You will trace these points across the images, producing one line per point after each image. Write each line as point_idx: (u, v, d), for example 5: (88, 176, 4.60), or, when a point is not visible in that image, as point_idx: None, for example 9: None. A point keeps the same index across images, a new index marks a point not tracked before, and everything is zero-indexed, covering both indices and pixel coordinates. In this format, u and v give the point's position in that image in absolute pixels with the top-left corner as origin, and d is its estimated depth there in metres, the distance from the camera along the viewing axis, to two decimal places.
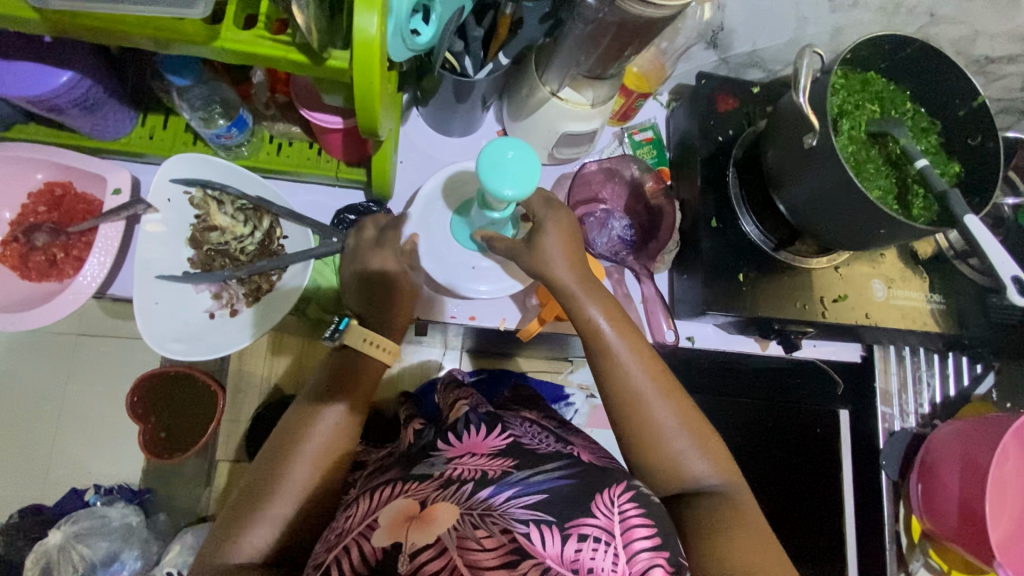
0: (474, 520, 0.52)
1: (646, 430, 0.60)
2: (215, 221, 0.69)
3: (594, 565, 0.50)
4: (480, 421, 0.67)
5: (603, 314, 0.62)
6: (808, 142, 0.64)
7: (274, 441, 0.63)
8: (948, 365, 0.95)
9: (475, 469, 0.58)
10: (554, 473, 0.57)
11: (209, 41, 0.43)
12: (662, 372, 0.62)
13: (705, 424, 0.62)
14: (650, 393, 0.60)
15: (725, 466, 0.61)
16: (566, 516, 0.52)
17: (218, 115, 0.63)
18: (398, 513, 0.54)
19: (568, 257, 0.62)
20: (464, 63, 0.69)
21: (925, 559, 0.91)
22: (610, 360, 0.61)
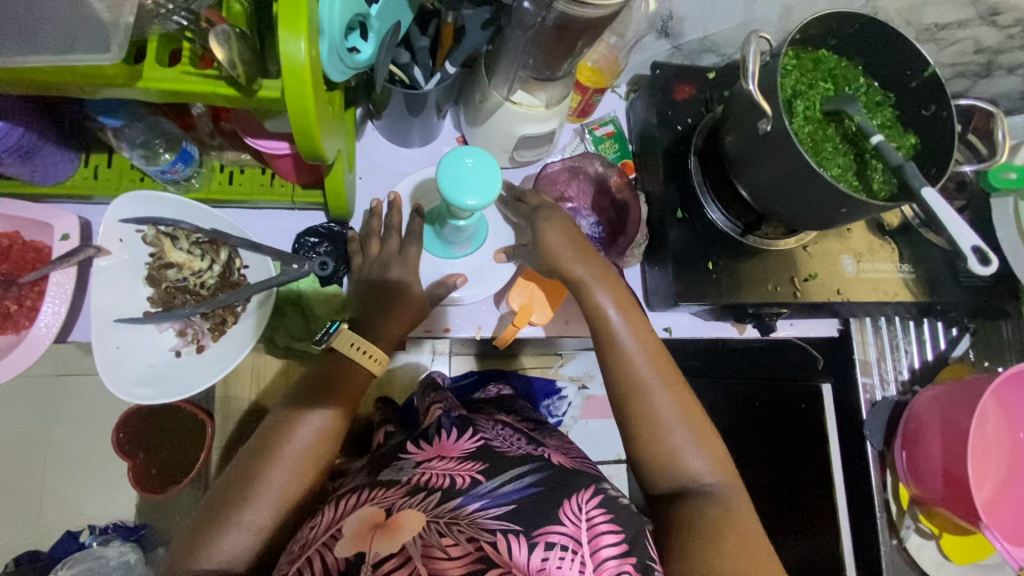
0: (440, 527, 0.54)
1: (644, 419, 0.62)
2: (170, 257, 0.67)
3: (560, 572, 0.52)
4: (452, 424, 0.69)
5: (613, 303, 0.67)
6: (763, 128, 0.64)
7: (249, 447, 0.62)
8: (924, 331, 0.96)
9: (443, 474, 0.61)
10: (524, 481, 0.59)
11: (132, 83, 0.42)
12: (663, 363, 0.65)
13: (705, 423, 0.64)
14: (652, 383, 0.63)
15: (722, 465, 0.62)
16: (532, 524, 0.54)
17: (161, 149, 0.61)
18: (363, 522, 0.55)
19: (575, 249, 0.67)
20: (413, 73, 0.68)
21: (914, 524, 0.91)
22: (615, 346, 0.65)
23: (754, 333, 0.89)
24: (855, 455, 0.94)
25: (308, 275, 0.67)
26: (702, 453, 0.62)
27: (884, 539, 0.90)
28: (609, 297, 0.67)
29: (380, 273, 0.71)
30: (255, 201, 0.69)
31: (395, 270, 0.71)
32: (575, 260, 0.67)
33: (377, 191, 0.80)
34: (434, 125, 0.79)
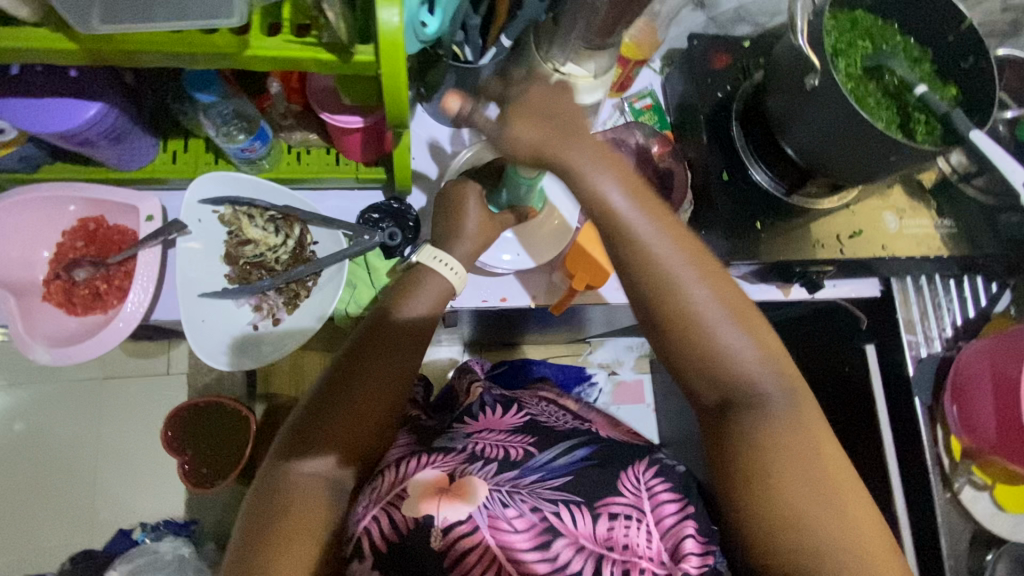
0: (504, 498, 0.58)
1: (679, 322, 0.57)
2: (248, 235, 0.71)
3: (629, 540, 0.58)
4: (496, 402, 0.76)
5: (625, 189, 0.56)
6: (810, 83, 0.67)
7: (327, 376, 0.64)
8: (965, 288, 0.98)
9: (497, 445, 0.65)
10: (575, 455, 0.65)
11: (241, 51, 0.46)
12: (697, 253, 0.58)
13: (756, 314, 0.58)
14: (684, 277, 0.56)
15: (779, 360, 0.58)
16: (593, 496, 0.60)
17: (238, 130, 0.64)
18: (430, 484, 0.59)
19: (625, 179, 0.57)
20: (465, 51, 0.69)
21: (968, 478, 0.91)
22: (634, 245, 0.56)
23: (800, 293, 0.90)
24: (904, 411, 0.95)
25: (377, 245, 0.72)
26: (758, 352, 0.57)
27: (937, 493, 0.91)
28: (631, 200, 0.56)
29: (444, 218, 0.70)
30: (322, 180, 0.72)
31: (458, 234, 0.69)
32: (571, 144, 0.55)
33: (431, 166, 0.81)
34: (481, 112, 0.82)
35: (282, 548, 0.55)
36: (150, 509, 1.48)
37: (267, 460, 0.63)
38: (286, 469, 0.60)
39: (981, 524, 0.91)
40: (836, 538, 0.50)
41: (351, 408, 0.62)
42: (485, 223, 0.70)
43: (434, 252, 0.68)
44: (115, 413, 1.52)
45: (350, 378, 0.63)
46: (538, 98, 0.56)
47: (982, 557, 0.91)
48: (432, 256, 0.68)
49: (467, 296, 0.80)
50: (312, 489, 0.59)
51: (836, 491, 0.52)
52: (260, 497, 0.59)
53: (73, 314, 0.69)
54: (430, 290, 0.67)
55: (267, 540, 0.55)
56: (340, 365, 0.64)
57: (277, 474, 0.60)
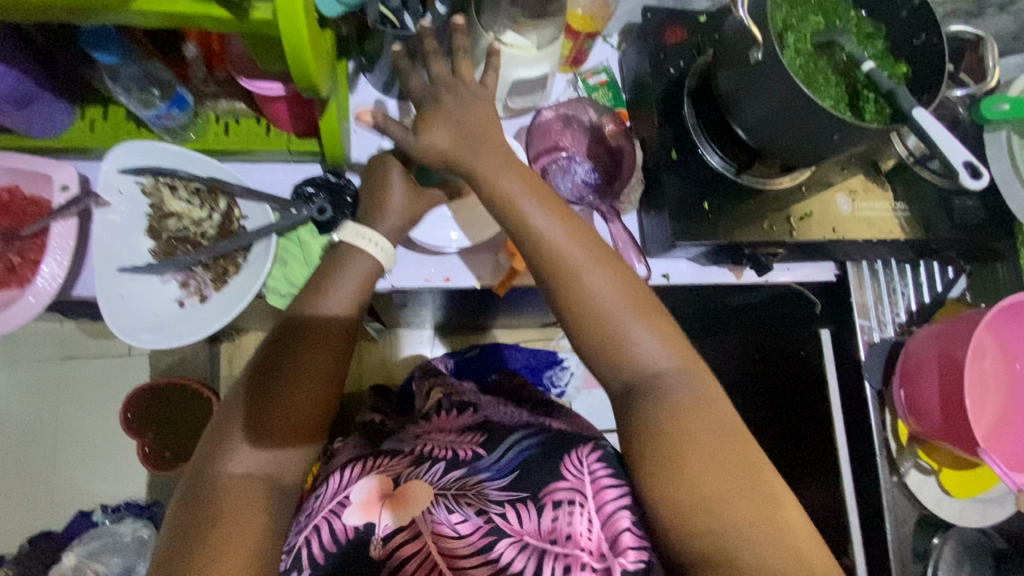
0: (448, 503, 0.63)
1: (579, 308, 0.58)
2: (170, 207, 0.68)
3: (572, 529, 0.59)
4: (452, 406, 0.81)
5: (523, 188, 0.59)
6: (753, 57, 0.65)
7: (248, 379, 0.63)
8: (921, 273, 0.97)
9: (445, 447, 0.70)
10: (523, 446, 0.67)
11: (125, 4, 0.43)
12: (599, 247, 0.59)
13: (653, 302, 0.59)
14: (580, 262, 0.57)
15: (681, 349, 0.59)
16: (539, 490, 0.62)
17: (155, 95, 0.61)
18: (372, 492, 0.65)
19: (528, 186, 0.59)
20: (403, 18, 0.64)
21: (914, 461, 0.92)
22: (535, 235, 0.58)
23: (751, 276, 0.90)
24: (855, 394, 0.95)
25: (307, 220, 0.70)
26: (656, 339, 0.58)
27: (884, 477, 0.91)
28: (544, 213, 0.58)
29: (374, 196, 0.68)
30: (252, 151, 0.69)
31: (390, 211, 0.67)
32: (474, 151, 0.59)
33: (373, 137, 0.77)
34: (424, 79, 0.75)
35: (217, 557, 0.53)
36: (111, 491, 1.46)
37: (194, 464, 0.62)
38: (216, 475, 0.60)
39: (928, 508, 0.91)
40: (746, 521, 0.50)
41: (276, 410, 0.62)
42: (413, 201, 0.68)
43: (357, 228, 0.66)
44: (75, 395, 1.49)
45: (274, 379, 0.62)
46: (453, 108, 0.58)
47: (928, 541, 0.92)
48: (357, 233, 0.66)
49: (410, 274, 0.78)
50: (242, 492, 0.59)
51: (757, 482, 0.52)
52: (187, 507, 0.58)
53: None
54: (350, 276, 0.65)
55: (200, 551, 0.54)
56: (261, 366, 0.63)
57: (206, 478, 0.60)
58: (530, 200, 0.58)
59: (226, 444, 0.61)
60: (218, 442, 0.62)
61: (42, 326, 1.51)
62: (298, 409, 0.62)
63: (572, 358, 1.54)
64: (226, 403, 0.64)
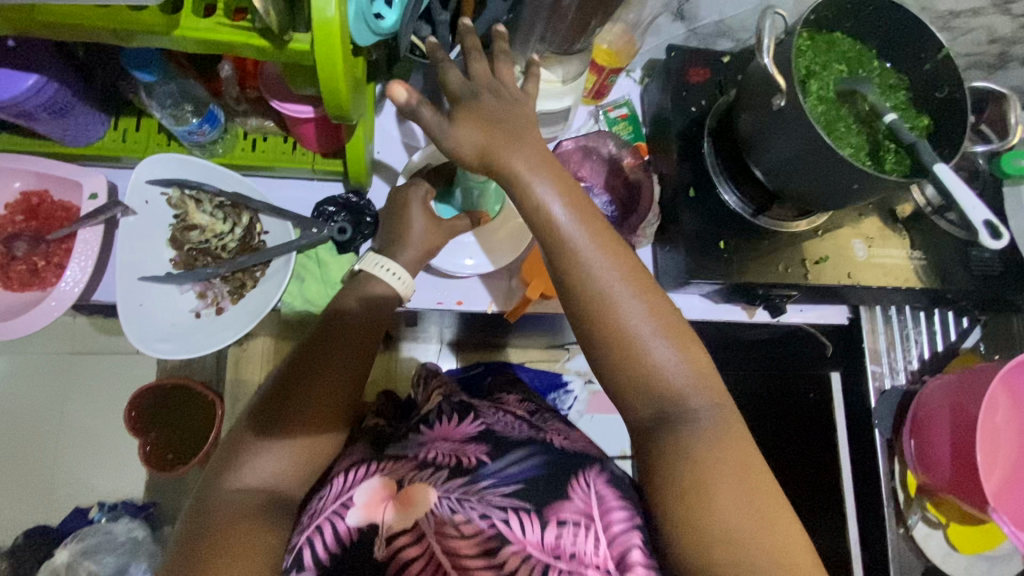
0: (451, 504, 0.60)
1: (613, 329, 0.54)
2: (194, 220, 0.69)
3: (577, 548, 0.57)
4: (453, 411, 0.75)
5: (563, 199, 0.54)
6: (777, 103, 0.66)
7: (272, 385, 0.63)
8: (935, 321, 0.96)
9: (448, 452, 0.66)
10: (527, 464, 0.63)
11: (169, 30, 0.44)
12: (638, 273, 0.56)
13: (688, 332, 0.57)
14: (616, 289, 0.54)
15: (708, 380, 0.57)
16: (543, 504, 0.59)
17: (188, 113, 0.63)
18: (376, 494, 0.62)
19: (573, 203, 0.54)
20: (433, 47, 0.68)
21: (922, 513, 0.90)
22: (577, 266, 0.54)
23: (765, 316, 0.90)
24: (864, 441, 0.94)
25: (327, 239, 0.71)
26: (688, 370, 0.56)
27: (890, 527, 0.89)
28: (572, 214, 0.54)
29: (394, 223, 0.69)
30: (278, 169, 0.71)
31: (408, 233, 0.68)
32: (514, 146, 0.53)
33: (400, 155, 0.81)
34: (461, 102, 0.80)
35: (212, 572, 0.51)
36: (110, 489, 1.46)
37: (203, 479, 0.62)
38: (217, 490, 0.59)
39: (934, 563, 0.89)
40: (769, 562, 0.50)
41: (286, 422, 0.61)
42: (432, 229, 0.69)
43: (381, 259, 0.67)
44: (82, 389, 1.51)
45: (296, 388, 0.61)
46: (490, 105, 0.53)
47: None
48: (377, 263, 0.67)
49: (424, 294, 0.78)
50: (250, 502, 0.57)
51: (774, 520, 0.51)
52: (191, 521, 0.57)
53: (9, 290, 0.66)
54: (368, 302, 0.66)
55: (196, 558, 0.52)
56: (276, 386, 0.62)
57: (209, 492, 0.59)
58: (542, 181, 0.53)
59: (242, 453, 0.60)
60: (230, 454, 0.61)
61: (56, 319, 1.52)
62: (315, 419, 0.62)
63: (576, 381, 1.53)
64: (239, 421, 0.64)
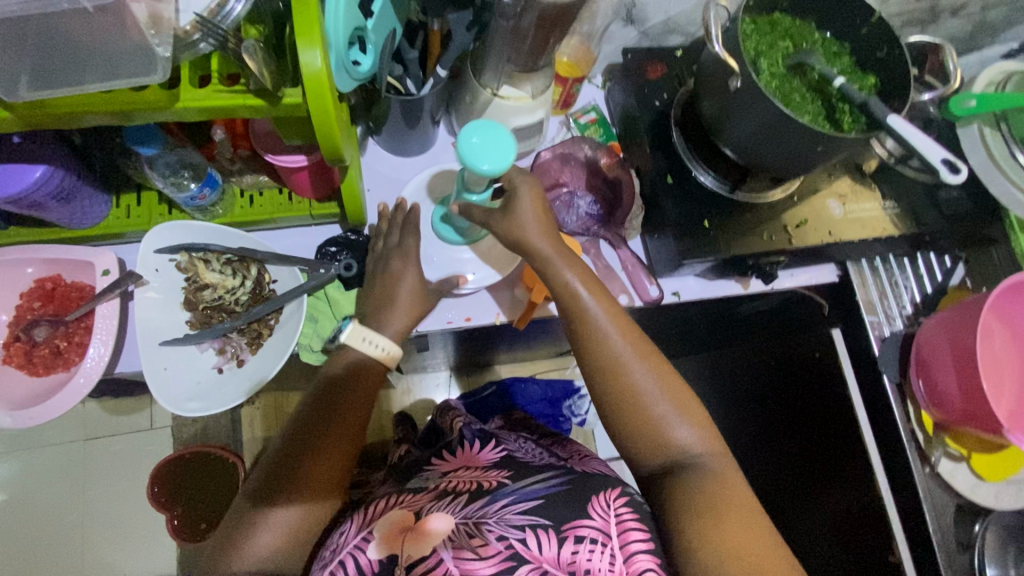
0: (469, 529, 0.61)
1: (624, 390, 0.63)
2: (205, 279, 0.71)
3: (591, 564, 0.58)
4: (475, 437, 0.82)
5: (581, 279, 0.66)
6: (733, 85, 0.70)
7: (275, 454, 0.66)
8: (920, 265, 1.00)
9: (471, 480, 0.70)
10: (550, 483, 0.66)
11: (171, 104, 0.48)
12: (646, 346, 0.65)
13: (695, 403, 0.64)
14: (627, 354, 0.64)
15: (713, 441, 0.63)
16: (562, 520, 0.61)
17: (186, 179, 0.66)
18: (394, 526, 0.63)
19: (591, 287, 0.66)
20: (407, 84, 0.72)
21: (944, 449, 0.92)
22: (592, 328, 0.65)
23: (759, 285, 0.93)
24: (874, 388, 0.97)
25: (334, 277, 0.74)
26: (691, 427, 0.63)
27: (916, 469, 0.92)
28: (585, 286, 0.66)
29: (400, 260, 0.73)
30: (278, 220, 0.74)
31: (400, 266, 0.72)
32: (560, 250, 0.67)
33: (390, 193, 0.86)
34: (443, 132, 0.89)
35: None
36: (143, 569, 1.45)
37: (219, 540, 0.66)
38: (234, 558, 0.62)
39: (964, 496, 0.91)
40: None
41: (296, 488, 0.64)
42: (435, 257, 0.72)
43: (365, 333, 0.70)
44: (101, 473, 1.50)
45: (298, 453, 0.65)
46: (536, 209, 0.69)
47: (972, 529, 0.92)
48: (364, 337, 0.69)
49: (433, 317, 0.81)
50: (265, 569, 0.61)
51: (776, 557, 0.55)
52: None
53: (35, 375, 0.69)
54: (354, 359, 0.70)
55: None
56: (283, 453, 0.66)
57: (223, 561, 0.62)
58: (585, 289, 0.66)
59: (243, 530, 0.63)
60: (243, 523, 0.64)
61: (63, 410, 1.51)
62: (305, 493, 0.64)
63: (589, 385, 1.55)
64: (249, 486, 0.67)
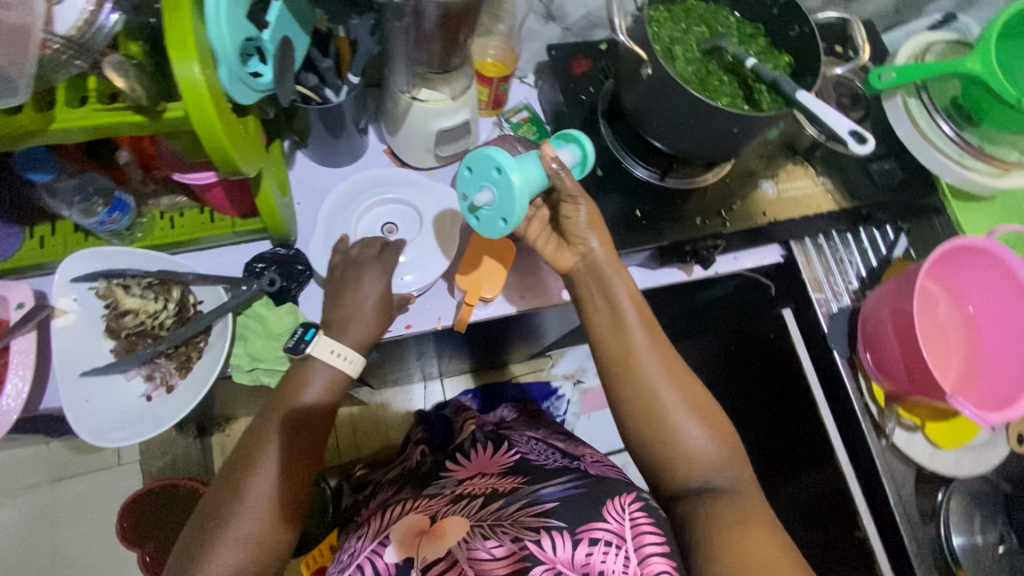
0: (483, 531, 0.65)
1: (649, 401, 0.68)
2: (125, 305, 0.70)
3: (606, 566, 0.60)
4: (489, 441, 0.87)
5: (629, 295, 0.70)
6: (645, 72, 0.71)
7: (230, 466, 0.68)
8: (863, 239, 1.01)
9: (485, 485, 0.75)
10: (566, 486, 0.70)
11: (45, 126, 0.47)
12: (673, 362, 0.70)
13: (720, 420, 0.69)
14: (657, 370, 0.69)
15: (734, 460, 0.68)
16: (576, 522, 0.63)
17: (97, 203, 0.65)
18: (409, 532, 0.69)
19: (637, 300, 0.70)
20: (324, 93, 0.72)
21: (897, 419, 0.93)
22: (629, 347, 0.69)
23: (701, 272, 0.93)
24: (827, 365, 0.98)
25: (260, 294, 0.74)
26: (714, 442, 0.68)
27: (872, 441, 0.92)
28: (631, 301, 0.70)
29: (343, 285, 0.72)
30: (200, 240, 0.73)
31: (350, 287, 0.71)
32: (605, 269, 0.70)
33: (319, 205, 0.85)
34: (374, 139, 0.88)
35: None
36: None
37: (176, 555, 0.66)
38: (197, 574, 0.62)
39: (921, 464, 0.92)
40: None
41: (258, 500, 0.65)
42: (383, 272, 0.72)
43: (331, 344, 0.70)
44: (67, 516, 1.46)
45: (256, 465, 0.66)
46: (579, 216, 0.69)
47: (934, 499, 0.93)
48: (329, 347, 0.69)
49: None
50: None
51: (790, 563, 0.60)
52: None
53: None
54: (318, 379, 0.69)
55: None
56: (240, 463, 0.67)
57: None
58: (629, 305, 0.70)
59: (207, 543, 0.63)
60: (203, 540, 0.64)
61: (21, 455, 1.46)
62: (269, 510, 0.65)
63: (564, 385, 1.54)
64: (206, 500, 0.68)
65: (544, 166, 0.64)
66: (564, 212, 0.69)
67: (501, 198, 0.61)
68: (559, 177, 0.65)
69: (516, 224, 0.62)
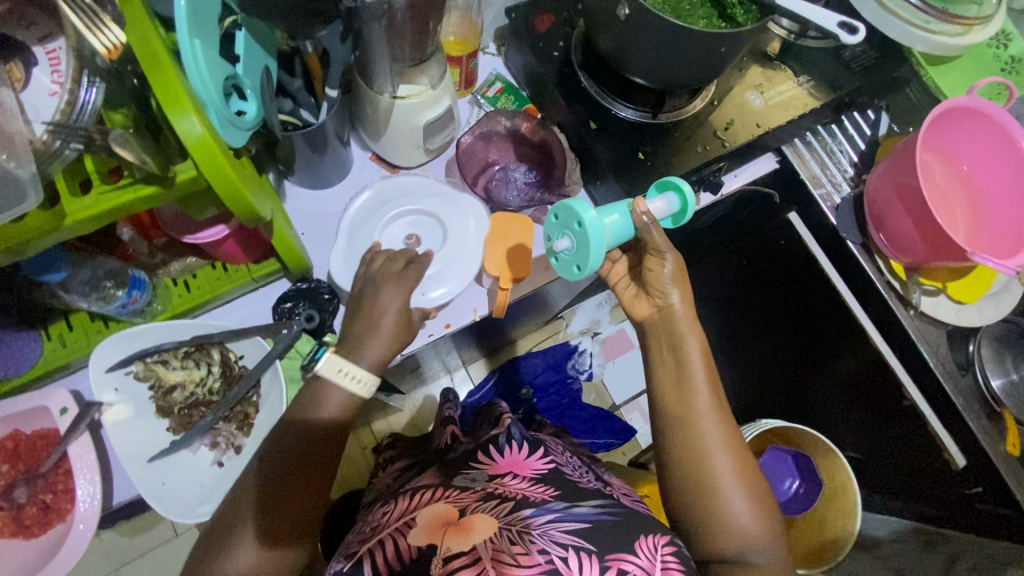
0: (511, 536, 0.61)
1: (698, 453, 0.69)
2: (169, 381, 0.68)
3: None
4: (523, 440, 0.81)
5: (699, 354, 0.71)
6: (623, 12, 0.69)
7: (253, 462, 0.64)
8: (848, 127, 1.03)
9: (514, 489, 0.70)
10: (599, 510, 0.67)
11: (58, 222, 0.46)
12: (727, 421, 0.71)
13: (762, 493, 0.69)
14: (711, 427, 0.70)
15: (770, 538, 0.68)
16: (605, 550, 0.62)
17: (111, 288, 0.64)
18: (439, 519, 0.65)
19: (704, 358, 0.72)
20: (302, 115, 0.70)
21: (921, 289, 0.96)
22: (685, 398, 0.70)
23: (709, 198, 0.94)
24: (841, 254, 1.01)
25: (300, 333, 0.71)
26: (755, 515, 0.68)
27: (901, 314, 0.96)
28: (697, 355, 0.72)
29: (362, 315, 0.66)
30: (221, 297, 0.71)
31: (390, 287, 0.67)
32: (680, 324, 0.72)
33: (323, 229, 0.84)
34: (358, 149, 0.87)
35: None
36: None
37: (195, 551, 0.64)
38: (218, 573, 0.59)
39: (950, 323, 0.96)
40: None
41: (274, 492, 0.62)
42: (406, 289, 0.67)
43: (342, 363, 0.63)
44: None
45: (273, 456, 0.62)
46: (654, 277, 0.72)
47: (967, 351, 0.97)
48: (340, 369, 0.63)
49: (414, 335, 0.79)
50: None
51: None
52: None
53: (33, 537, 0.67)
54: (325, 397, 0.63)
55: None
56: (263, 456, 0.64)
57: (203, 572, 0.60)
58: (694, 362, 0.71)
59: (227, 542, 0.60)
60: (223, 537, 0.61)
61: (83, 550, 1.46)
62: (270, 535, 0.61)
63: (585, 340, 1.55)
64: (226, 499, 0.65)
65: (632, 219, 0.67)
66: (650, 265, 0.73)
67: (580, 246, 0.62)
68: (648, 232, 0.68)
69: (591, 272, 0.62)
